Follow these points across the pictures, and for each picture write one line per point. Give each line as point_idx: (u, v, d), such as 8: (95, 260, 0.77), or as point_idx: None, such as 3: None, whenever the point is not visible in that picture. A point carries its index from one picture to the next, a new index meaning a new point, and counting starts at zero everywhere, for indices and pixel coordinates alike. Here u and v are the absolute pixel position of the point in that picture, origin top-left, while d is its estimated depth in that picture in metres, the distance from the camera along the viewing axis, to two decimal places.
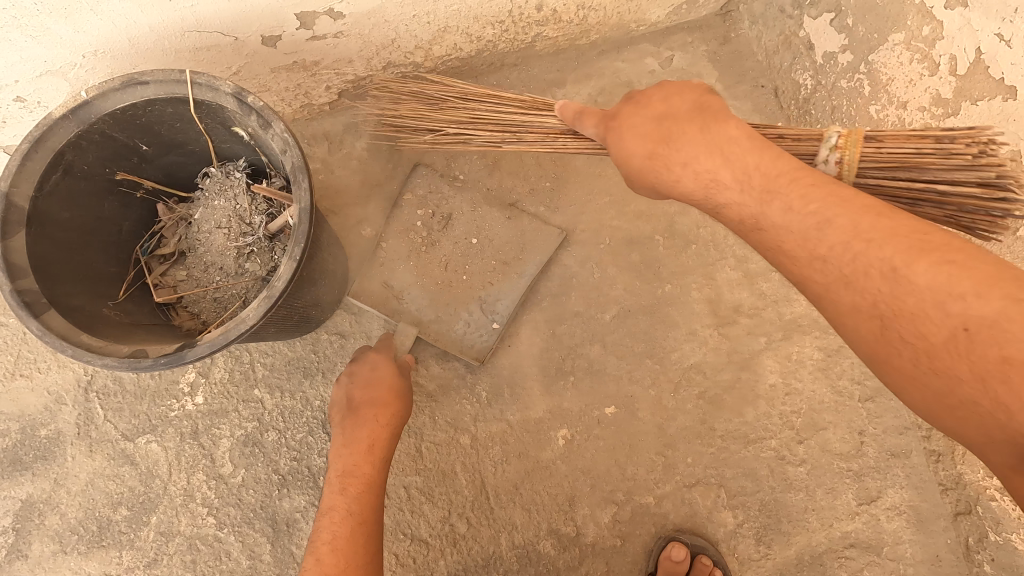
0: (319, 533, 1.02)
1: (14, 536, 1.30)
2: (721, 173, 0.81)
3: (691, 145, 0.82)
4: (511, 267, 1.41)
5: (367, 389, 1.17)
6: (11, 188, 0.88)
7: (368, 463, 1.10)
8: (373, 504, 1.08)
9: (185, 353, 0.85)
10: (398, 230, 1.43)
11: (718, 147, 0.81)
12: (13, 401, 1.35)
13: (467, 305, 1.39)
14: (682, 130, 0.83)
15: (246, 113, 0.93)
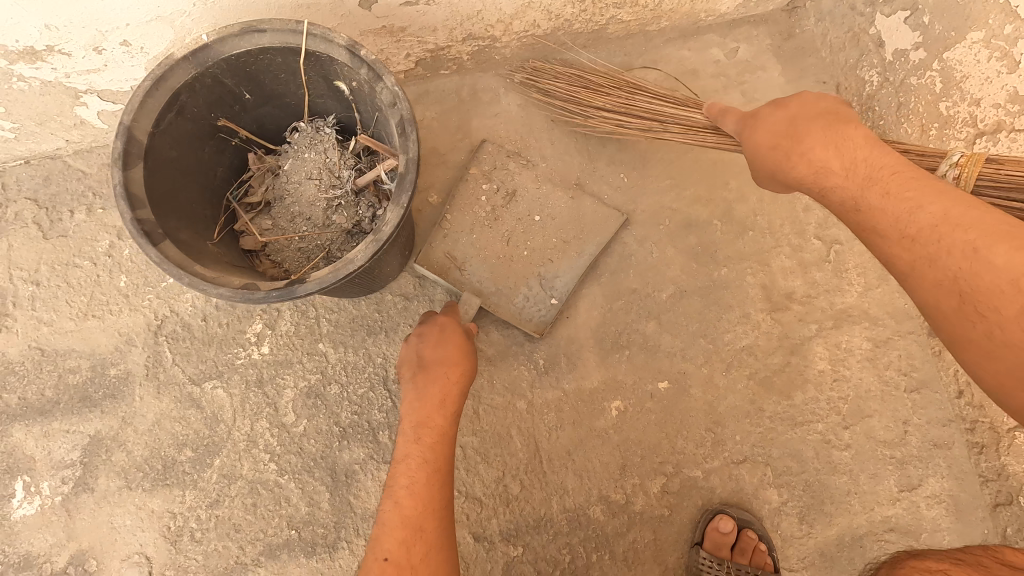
0: (397, 479, 1.05)
1: (81, 470, 1.34)
2: (832, 162, 0.92)
3: (811, 138, 0.95)
4: (571, 246, 1.43)
5: (436, 348, 1.15)
6: (132, 123, 0.91)
7: (441, 416, 1.09)
8: (446, 457, 1.08)
9: (296, 288, 0.89)
10: (462, 202, 1.45)
11: (833, 141, 0.93)
12: (85, 340, 1.39)
13: (527, 280, 1.41)
14: (807, 127, 0.95)
15: (357, 66, 0.96)
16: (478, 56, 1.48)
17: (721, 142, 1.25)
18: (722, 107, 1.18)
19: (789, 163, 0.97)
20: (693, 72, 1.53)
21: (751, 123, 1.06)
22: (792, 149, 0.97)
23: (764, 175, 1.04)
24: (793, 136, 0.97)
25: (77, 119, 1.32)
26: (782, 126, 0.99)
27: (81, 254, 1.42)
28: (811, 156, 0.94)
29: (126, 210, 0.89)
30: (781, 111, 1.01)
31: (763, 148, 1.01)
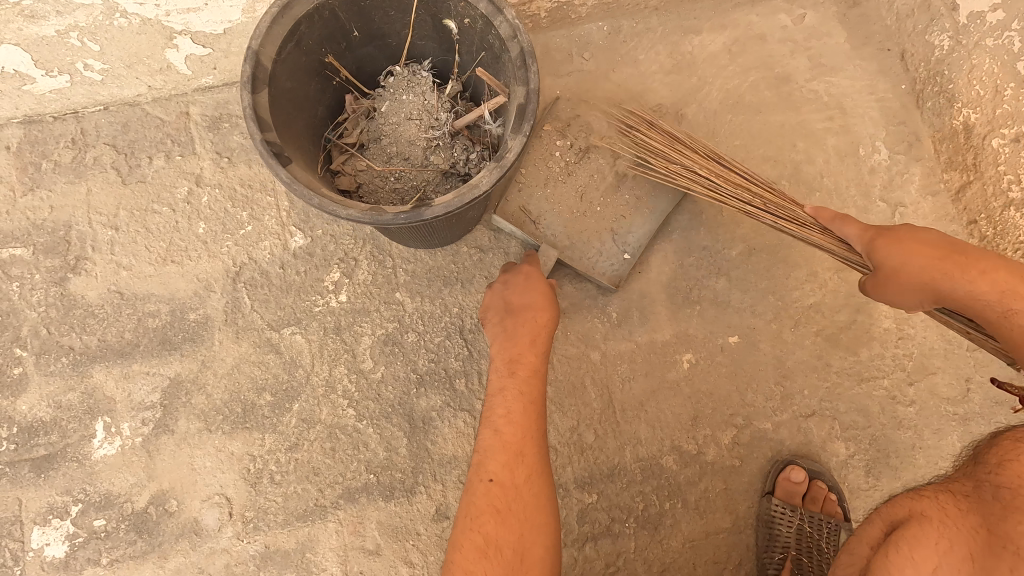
0: (492, 409, 1.00)
1: (161, 412, 1.35)
2: (1015, 282, 0.90)
3: (985, 261, 0.93)
4: (643, 203, 1.42)
5: (523, 292, 1.06)
6: (259, 48, 0.93)
7: (531, 353, 1.02)
8: (541, 393, 1.01)
9: (423, 212, 0.91)
10: (535, 158, 1.44)
11: (1011, 268, 0.92)
12: (164, 284, 1.40)
13: (600, 237, 1.41)
14: (982, 256, 0.94)
15: (477, 0, 0.98)
16: (554, 15, 1.50)
17: (826, 242, 1.18)
18: (835, 212, 1.14)
19: (960, 276, 0.93)
20: (760, 37, 1.57)
21: (886, 237, 1.03)
22: (961, 266, 0.94)
23: (905, 287, 0.99)
24: (1006, 274, 0.91)
25: (165, 62, 1.33)
26: (935, 243, 0.97)
27: (159, 200, 1.43)
28: (996, 277, 0.91)
29: (256, 131, 0.91)
30: (934, 233, 1.00)
31: (922, 261, 0.97)
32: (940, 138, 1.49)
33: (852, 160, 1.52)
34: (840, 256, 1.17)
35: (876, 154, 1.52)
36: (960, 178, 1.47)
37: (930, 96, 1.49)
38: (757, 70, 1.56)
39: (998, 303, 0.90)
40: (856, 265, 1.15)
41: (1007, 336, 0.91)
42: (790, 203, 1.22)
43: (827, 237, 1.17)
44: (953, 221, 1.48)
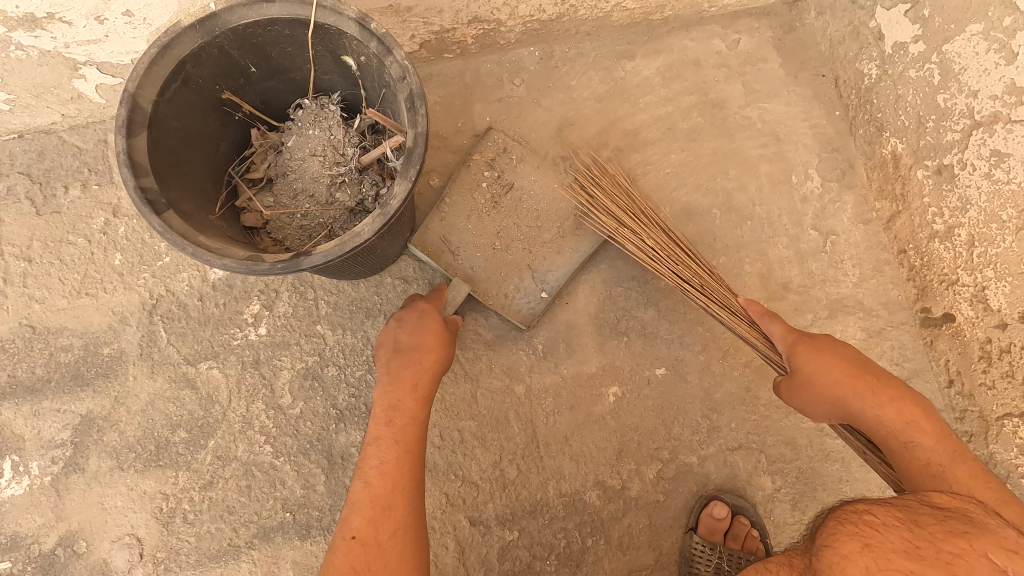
0: (366, 460, 0.98)
1: (72, 450, 1.32)
2: (917, 412, 1.00)
3: (891, 386, 1.04)
4: (566, 240, 1.41)
5: (414, 333, 1.08)
6: (137, 90, 0.90)
7: (412, 399, 1.02)
8: (417, 441, 1.01)
9: (301, 262, 0.88)
10: (460, 190, 1.41)
11: (914, 398, 1.02)
12: (77, 318, 1.36)
13: (519, 272, 1.39)
14: (886, 380, 1.04)
15: (367, 39, 0.95)
16: (483, 41, 1.47)
17: (750, 335, 1.23)
18: (762, 307, 1.19)
19: (870, 399, 1.03)
20: (695, 62, 1.54)
21: (808, 346, 1.10)
22: (871, 390, 1.03)
23: (813, 397, 1.07)
24: (912, 406, 1.01)
25: (75, 92, 1.30)
26: (851, 363, 1.07)
27: (75, 231, 1.39)
28: (897, 400, 1.01)
29: (129, 177, 0.88)
30: (848, 347, 1.10)
31: (834, 375, 1.06)
32: (872, 165, 1.47)
33: (785, 187, 1.49)
34: (763, 352, 1.22)
35: (810, 181, 1.49)
36: (890, 208, 1.44)
37: (861, 124, 1.47)
38: (691, 95, 1.53)
39: (905, 437, 1.00)
40: (775, 364, 1.21)
41: (892, 450, 1.02)
42: (722, 292, 1.25)
43: (753, 331, 1.22)
44: (884, 250, 1.45)
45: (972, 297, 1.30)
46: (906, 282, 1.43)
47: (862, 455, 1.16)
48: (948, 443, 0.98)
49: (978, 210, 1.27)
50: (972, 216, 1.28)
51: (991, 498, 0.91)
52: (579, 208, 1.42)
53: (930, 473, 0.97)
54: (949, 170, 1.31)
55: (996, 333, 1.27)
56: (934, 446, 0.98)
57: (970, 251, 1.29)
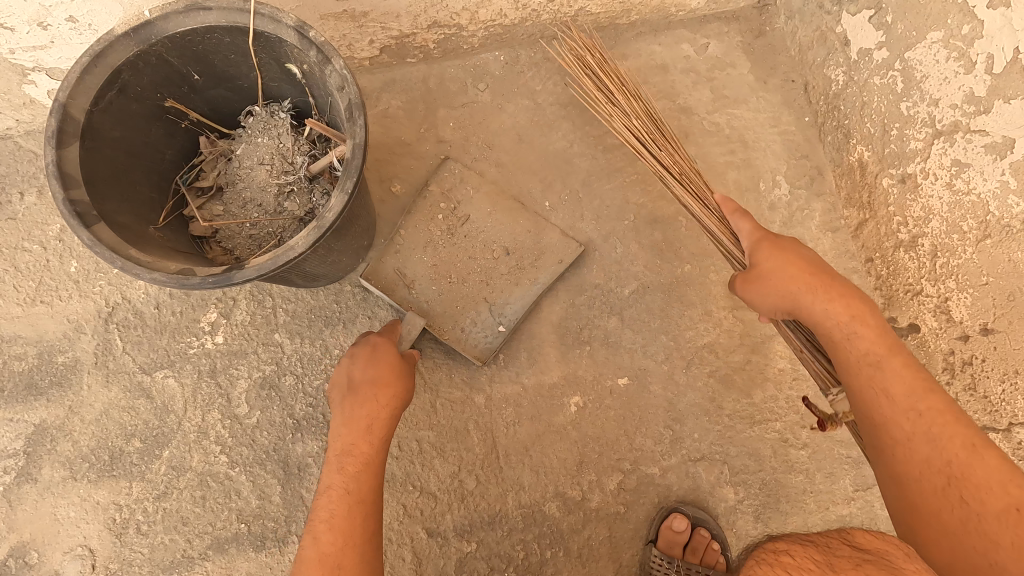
0: (317, 512, 0.97)
1: (24, 459, 1.30)
2: (863, 313, 0.94)
3: (836, 283, 0.97)
4: (525, 272, 1.39)
5: (367, 368, 1.09)
6: (69, 99, 0.88)
7: (366, 442, 1.03)
8: (370, 487, 1.01)
9: (234, 275, 0.89)
10: (418, 217, 1.40)
11: (864, 301, 0.95)
12: (31, 326, 1.35)
13: (475, 306, 1.37)
14: (833, 278, 0.97)
15: (307, 48, 0.93)
16: (445, 46, 1.45)
17: (721, 233, 1.18)
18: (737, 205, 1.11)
19: (818, 294, 0.96)
20: (662, 66, 1.51)
21: (771, 243, 1.03)
22: (821, 287, 0.97)
23: (766, 293, 1.01)
24: (857, 300, 0.95)
25: (26, 97, 1.28)
26: (806, 261, 0.99)
27: (30, 237, 1.36)
28: (845, 300, 0.95)
29: (58, 189, 0.86)
30: (802, 249, 1.02)
31: (787, 273, 0.99)
32: (840, 173, 1.44)
33: (751, 195, 1.47)
34: (728, 248, 1.17)
35: (778, 188, 1.47)
36: (858, 216, 1.41)
37: (830, 130, 1.45)
38: (657, 101, 1.50)
39: (848, 327, 0.94)
40: (736, 258, 1.17)
41: (825, 337, 0.97)
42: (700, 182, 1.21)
43: (723, 228, 1.17)
44: (851, 258, 1.43)
45: (935, 308, 1.26)
46: (872, 290, 1.41)
47: (800, 352, 1.15)
48: (889, 336, 0.93)
49: (939, 220, 1.22)
50: (935, 226, 1.23)
51: (919, 388, 0.88)
52: (538, 244, 1.40)
53: (866, 364, 0.92)
54: (912, 179, 1.26)
55: (958, 345, 1.22)
56: (875, 338, 0.92)
57: (932, 261, 1.25)
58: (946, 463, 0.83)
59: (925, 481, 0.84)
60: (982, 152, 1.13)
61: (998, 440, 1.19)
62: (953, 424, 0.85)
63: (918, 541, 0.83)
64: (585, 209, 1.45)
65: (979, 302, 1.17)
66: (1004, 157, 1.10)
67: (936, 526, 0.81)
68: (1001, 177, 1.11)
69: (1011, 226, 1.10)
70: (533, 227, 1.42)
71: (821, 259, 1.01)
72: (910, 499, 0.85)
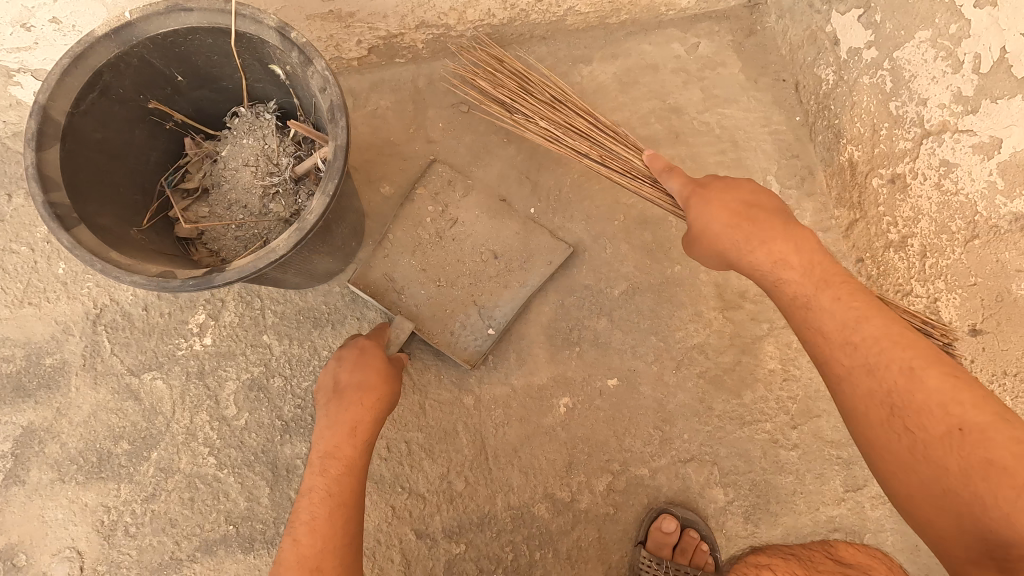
0: (297, 514, 0.98)
1: (12, 461, 1.30)
2: (791, 256, 0.92)
3: (769, 228, 0.94)
4: (514, 274, 1.39)
5: (353, 372, 1.09)
6: (49, 102, 0.88)
7: (350, 445, 1.03)
8: (352, 490, 1.02)
9: (214, 278, 0.89)
10: (406, 218, 1.39)
11: (793, 237, 0.93)
12: (19, 328, 1.34)
13: (464, 308, 1.36)
14: (763, 215, 0.95)
15: (288, 49, 0.92)
16: (434, 46, 1.45)
17: (656, 197, 1.22)
18: (664, 161, 1.11)
19: (744, 246, 0.95)
20: (652, 66, 1.51)
21: (698, 194, 1.01)
22: (751, 234, 0.95)
23: (705, 252, 1.02)
24: (784, 243, 0.93)
25: (12, 99, 1.28)
26: (735, 205, 0.97)
27: (18, 239, 1.36)
28: (772, 246, 0.93)
29: (38, 192, 0.86)
30: (735, 190, 1.00)
31: (717, 224, 0.97)
32: (831, 173, 1.43)
33: None
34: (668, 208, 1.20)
35: (768, 188, 1.46)
36: (848, 215, 1.41)
37: (820, 130, 1.43)
38: (647, 101, 1.49)
39: (773, 274, 0.94)
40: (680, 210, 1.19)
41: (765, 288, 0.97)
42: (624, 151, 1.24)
43: (656, 190, 1.20)
44: (842, 258, 1.42)
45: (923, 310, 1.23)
46: None
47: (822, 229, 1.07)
48: (817, 268, 0.91)
49: (928, 220, 1.21)
50: (923, 227, 1.22)
51: (850, 321, 0.85)
52: (527, 247, 1.40)
53: (797, 305, 0.91)
54: (901, 179, 1.25)
55: None
56: (799, 277, 0.91)
57: (922, 262, 1.24)
58: (886, 393, 0.81)
59: (872, 416, 0.82)
60: (970, 153, 1.12)
61: None
62: (901, 361, 0.81)
63: (879, 472, 0.83)
64: (575, 209, 1.45)
65: (968, 303, 1.17)
66: (992, 157, 1.09)
67: (892, 461, 0.80)
68: (988, 178, 1.11)
69: (999, 226, 1.11)
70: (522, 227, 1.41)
71: (761, 198, 0.98)
72: (871, 448, 0.82)
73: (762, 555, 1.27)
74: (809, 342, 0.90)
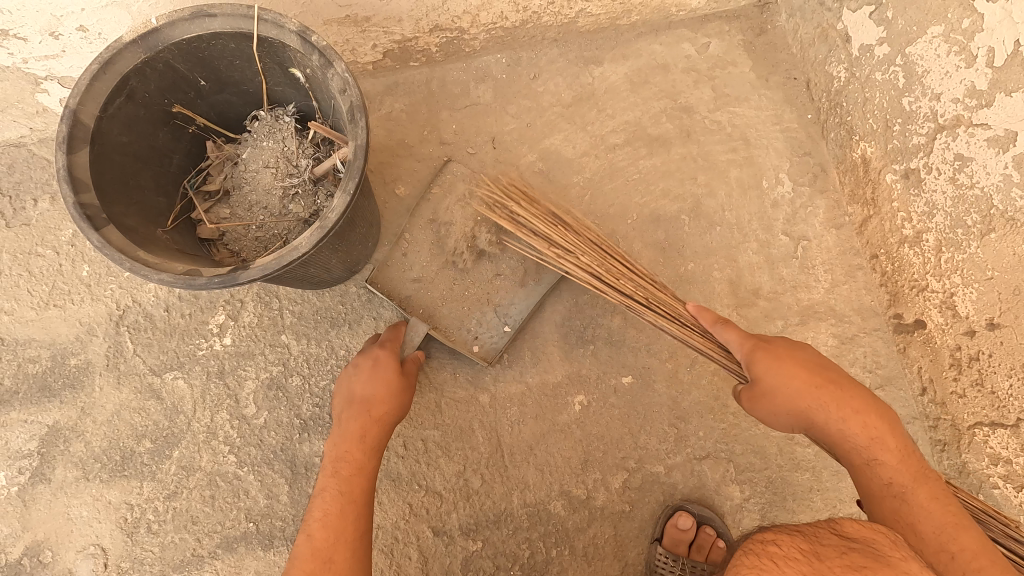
0: (310, 512, 1.03)
1: (38, 460, 1.33)
2: (886, 438, 0.99)
3: (863, 402, 1.01)
4: (529, 272, 1.39)
5: (366, 383, 1.13)
6: (78, 106, 0.91)
7: (359, 450, 1.08)
8: (361, 491, 1.06)
9: (238, 275, 0.91)
10: (419, 217, 1.40)
11: (890, 426, 1.00)
12: (45, 329, 1.37)
13: (481, 307, 1.37)
14: (857, 392, 1.03)
15: (309, 52, 0.95)
16: (447, 49, 1.47)
17: (704, 347, 1.18)
18: (714, 315, 1.15)
19: (835, 412, 1.00)
20: (663, 66, 1.52)
21: (773, 354, 1.06)
22: (835, 400, 1.01)
23: (777, 409, 1.04)
24: (878, 422, 1.00)
25: (39, 106, 1.31)
26: (815, 373, 1.04)
27: (44, 243, 1.39)
28: (864, 417, 1.00)
29: (68, 194, 0.88)
30: (814, 361, 1.06)
31: (796, 385, 1.02)
32: (844, 169, 1.43)
33: (754, 193, 1.46)
34: (718, 360, 1.18)
35: (780, 186, 1.46)
36: (862, 212, 1.41)
37: (833, 127, 1.44)
38: (658, 101, 1.50)
39: (869, 453, 0.99)
40: (733, 372, 1.17)
41: (847, 458, 1.02)
42: (671, 302, 1.20)
43: (706, 341, 1.17)
44: (856, 255, 1.43)
45: (941, 303, 1.25)
46: (878, 287, 1.40)
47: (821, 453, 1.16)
48: (909, 460, 0.99)
49: (943, 215, 1.21)
50: (939, 221, 1.22)
51: (947, 526, 0.93)
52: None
53: (889, 493, 0.97)
54: (915, 174, 1.25)
55: (965, 340, 1.22)
56: (898, 464, 0.98)
57: (937, 257, 1.23)
58: None
59: None
60: (984, 146, 1.11)
61: (1006, 435, 1.18)
62: (985, 560, 0.88)
63: None
64: (588, 208, 1.46)
65: (985, 296, 1.16)
66: (1008, 151, 1.08)
67: None
68: (1003, 171, 1.09)
69: (1016, 219, 1.08)
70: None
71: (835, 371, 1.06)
72: None
73: (767, 531, 0.94)
74: (897, 535, 0.95)
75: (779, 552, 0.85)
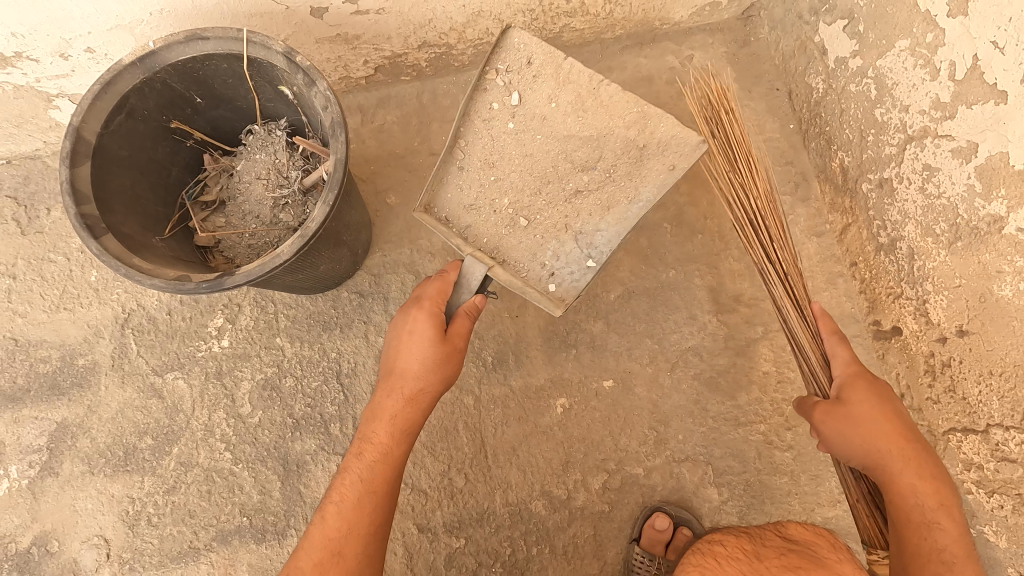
0: (333, 491, 1.07)
1: (47, 454, 1.41)
2: (950, 506, 0.98)
3: (936, 467, 1.01)
4: (620, 189, 1.17)
5: (406, 356, 1.11)
6: (81, 123, 0.98)
7: (385, 433, 1.10)
8: (384, 478, 1.08)
9: (225, 281, 0.97)
10: (477, 124, 1.21)
11: (953, 500, 0.99)
12: (55, 331, 1.45)
13: (560, 235, 1.18)
14: (934, 458, 1.01)
15: (294, 71, 1.01)
16: (437, 64, 1.53)
17: (805, 344, 1.15)
18: (835, 325, 1.11)
19: (912, 467, 1.00)
20: (648, 78, 1.56)
21: (872, 388, 1.05)
22: (914, 458, 1.00)
23: (849, 439, 1.02)
24: (949, 494, 0.99)
25: (52, 121, 1.40)
26: (906, 425, 1.03)
27: (55, 249, 1.48)
28: (935, 480, 0.99)
29: (70, 205, 0.96)
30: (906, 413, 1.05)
31: (883, 426, 1.01)
32: (825, 179, 1.46)
33: None
34: (807, 365, 1.15)
35: None
36: (841, 220, 1.43)
37: (813, 137, 1.47)
38: None
39: (931, 515, 0.97)
40: (817, 387, 1.15)
41: (902, 508, 0.99)
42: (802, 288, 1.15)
43: (814, 343, 1.14)
44: (836, 262, 1.45)
45: (915, 311, 1.28)
46: (857, 294, 1.42)
47: (855, 503, 1.14)
48: (967, 541, 0.96)
49: (914, 224, 1.23)
50: (911, 230, 1.24)
51: None
52: (643, 153, 1.15)
53: (936, 557, 0.94)
54: (888, 184, 1.28)
55: (937, 347, 1.24)
56: (955, 537, 0.96)
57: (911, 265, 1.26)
58: None
59: None
60: (948, 157, 1.13)
61: (977, 441, 1.19)
62: None
63: None
64: None
65: (954, 304, 1.18)
66: (970, 161, 1.09)
67: None
68: (967, 181, 1.10)
69: (979, 228, 1.09)
70: (639, 119, 1.16)
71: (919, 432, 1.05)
72: None
73: (714, 536, 1.18)
74: None
75: (723, 552, 1.08)
